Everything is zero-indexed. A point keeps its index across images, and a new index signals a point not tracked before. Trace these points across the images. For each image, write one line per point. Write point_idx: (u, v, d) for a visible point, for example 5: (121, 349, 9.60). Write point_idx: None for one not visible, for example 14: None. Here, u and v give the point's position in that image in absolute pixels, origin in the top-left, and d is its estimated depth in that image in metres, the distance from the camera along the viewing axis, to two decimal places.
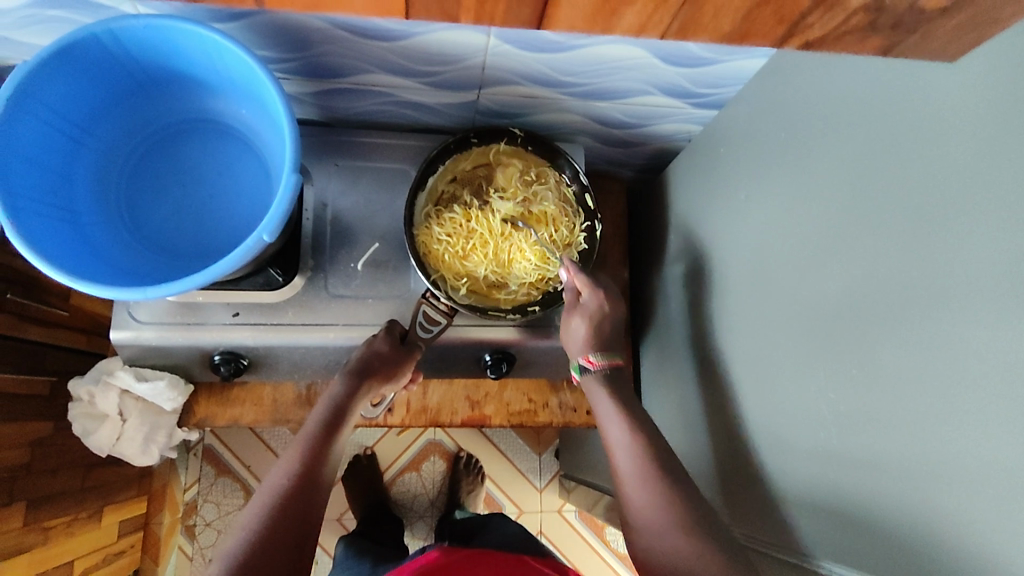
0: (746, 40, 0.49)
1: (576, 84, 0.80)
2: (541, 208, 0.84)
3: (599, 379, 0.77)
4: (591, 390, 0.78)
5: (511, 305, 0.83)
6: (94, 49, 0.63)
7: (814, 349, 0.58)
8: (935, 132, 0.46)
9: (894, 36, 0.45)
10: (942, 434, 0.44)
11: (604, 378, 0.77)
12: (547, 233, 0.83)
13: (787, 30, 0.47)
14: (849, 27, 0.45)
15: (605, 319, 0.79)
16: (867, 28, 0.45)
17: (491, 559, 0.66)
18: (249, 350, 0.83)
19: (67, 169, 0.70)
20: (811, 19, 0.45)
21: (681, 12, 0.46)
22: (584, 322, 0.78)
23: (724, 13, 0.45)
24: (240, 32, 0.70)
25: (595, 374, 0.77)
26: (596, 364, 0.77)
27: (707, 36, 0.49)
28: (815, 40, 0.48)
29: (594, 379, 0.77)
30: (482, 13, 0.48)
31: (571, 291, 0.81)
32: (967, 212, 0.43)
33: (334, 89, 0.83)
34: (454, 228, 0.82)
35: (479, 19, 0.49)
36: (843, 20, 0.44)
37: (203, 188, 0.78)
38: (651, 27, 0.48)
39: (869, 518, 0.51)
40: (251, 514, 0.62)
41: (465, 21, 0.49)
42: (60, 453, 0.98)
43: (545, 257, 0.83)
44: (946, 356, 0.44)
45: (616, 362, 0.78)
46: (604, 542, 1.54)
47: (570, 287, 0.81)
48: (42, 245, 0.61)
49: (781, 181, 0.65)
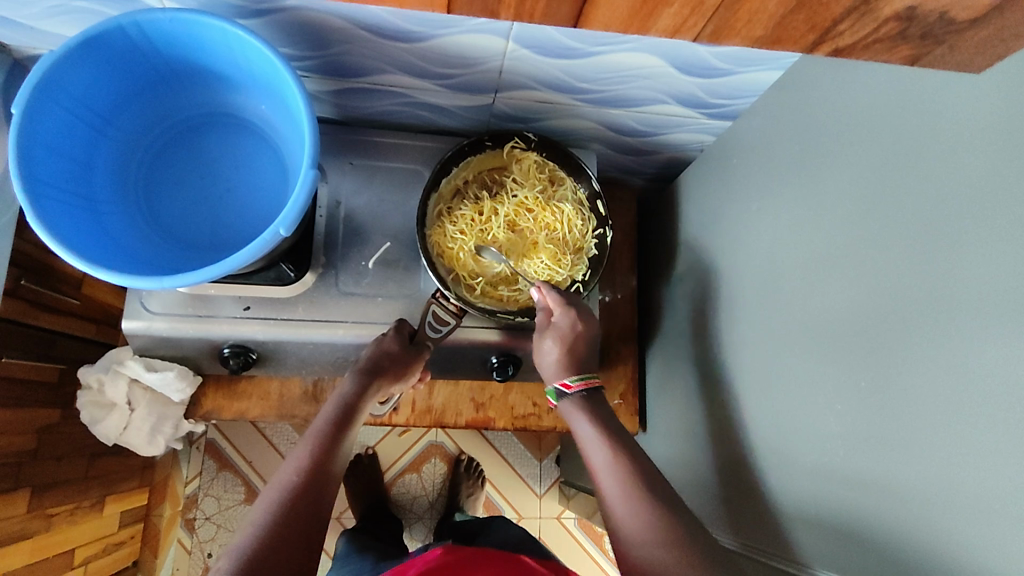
0: (776, 47, 0.48)
1: (591, 91, 0.81)
2: (557, 208, 0.84)
3: (578, 403, 0.77)
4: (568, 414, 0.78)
5: (521, 309, 0.84)
6: (120, 40, 0.64)
7: (820, 360, 0.59)
8: (947, 148, 0.47)
9: (923, 47, 0.44)
10: (946, 449, 0.44)
11: (581, 402, 0.76)
12: (561, 234, 0.84)
13: (817, 37, 0.46)
14: (878, 36, 0.44)
15: (577, 339, 0.79)
16: (896, 37, 0.44)
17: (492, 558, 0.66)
18: (258, 344, 0.83)
19: (88, 159, 0.71)
20: (843, 27, 0.44)
21: (715, 17, 0.45)
22: (556, 345, 0.78)
23: (757, 19, 0.45)
24: (263, 29, 0.70)
25: (572, 399, 0.77)
26: (572, 388, 0.77)
27: (738, 40, 0.48)
28: (843, 48, 0.47)
29: (570, 403, 0.77)
30: (522, 10, 0.48)
31: (544, 311, 0.81)
32: (977, 228, 0.43)
33: (352, 88, 0.84)
34: (468, 223, 0.82)
35: (519, 16, 0.49)
36: (873, 29, 0.43)
37: (220, 182, 0.79)
38: (685, 30, 0.47)
39: (870, 532, 0.51)
40: (261, 509, 0.62)
41: (505, 18, 0.49)
42: (66, 441, 0.98)
43: (557, 258, 0.83)
44: (955, 372, 0.44)
45: (591, 383, 0.78)
46: (602, 551, 1.54)
47: (543, 309, 0.81)
48: (60, 231, 0.62)
49: (792, 193, 0.66)
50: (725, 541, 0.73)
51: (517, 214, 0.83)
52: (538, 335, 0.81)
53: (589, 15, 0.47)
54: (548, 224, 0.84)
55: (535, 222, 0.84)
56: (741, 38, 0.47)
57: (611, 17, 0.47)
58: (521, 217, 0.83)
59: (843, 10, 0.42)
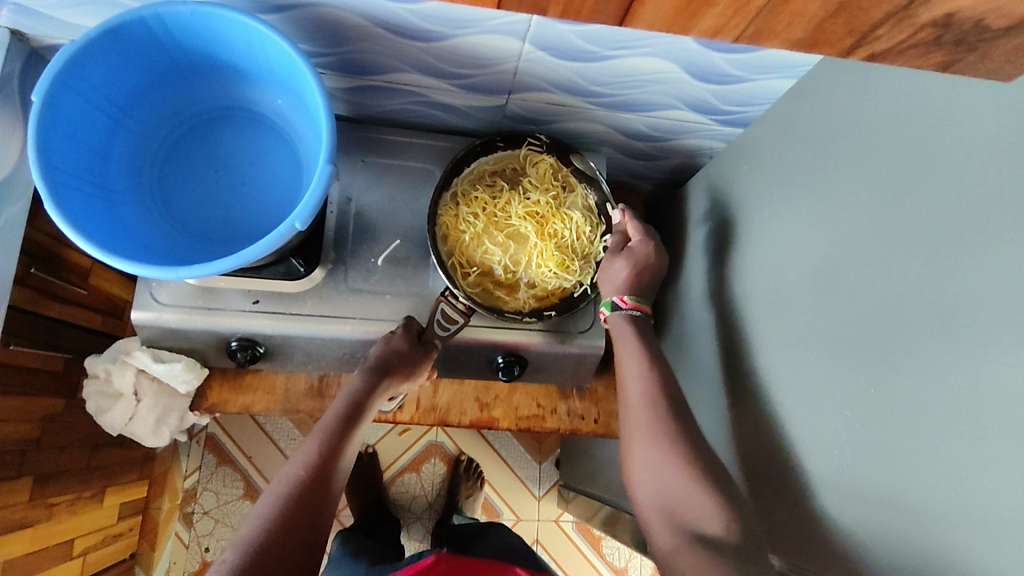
0: (812, 50, 0.47)
1: (605, 95, 0.82)
2: (567, 214, 0.84)
3: (627, 319, 0.79)
4: (616, 327, 0.81)
5: (512, 308, 0.84)
6: (139, 31, 0.64)
7: (831, 367, 0.59)
8: (964, 160, 0.47)
9: (957, 54, 0.43)
10: (961, 456, 0.45)
11: (629, 321, 0.79)
12: (569, 241, 0.84)
13: (854, 41, 0.44)
14: (914, 41, 0.43)
15: (648, 268, 0.82)
16: (931, 44, 0.43)
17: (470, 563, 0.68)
18: (266, 338, 0.84)
19: (104, 149, 0.72)
20: (880, 31, 0.43)
21: (758, 18, 0.44)
22: (627, 264, 0.80)
23: (800, 21, 0.43)
24: (283, 24, 0.71)
25: (626, 314, 0.80)
26: (626, 304, 0.80)
27: (778, 43, 0.47)
28: (879, 55, 0.45)
29: (623, 318, 0.80)
30: (570, 7, 0.48)
31: (619, 235, 0.85)
32: (995, 238, 0.44)
33: (367, 86, 0.84)
34: (480, 212, 0.83)
35: (566, 12, 0.49)
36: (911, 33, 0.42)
37: (235, 176, 0.79)
38: (728, 32, 0.47)
39: (882, 536, 0.52)
40: (267, 503, 0.63)
41: (553, 12, 0.49)
42: (70, 431, 0.98)
43: (564, 266, 0.83)
44: (971, 379, 0.44)
45: (644, 308, 0.81)
46: (599, 554, 1.54)
47: (621, 232, 0.85)
48: (76, 219, 0.62)
49: (806, 200, 0.66)
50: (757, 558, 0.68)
51: (527, 216, 0.83)
52: (608, 253, 0.84)
53: (634, 15, 0.47)
54: (554, 230, 0.84)
55: (546, 227, 0.83)
56: (776, 45, 0.47)
57: (657, 16, 0.46)
58: (531, 220, 0.83)
59: (881, 16, 0.41)
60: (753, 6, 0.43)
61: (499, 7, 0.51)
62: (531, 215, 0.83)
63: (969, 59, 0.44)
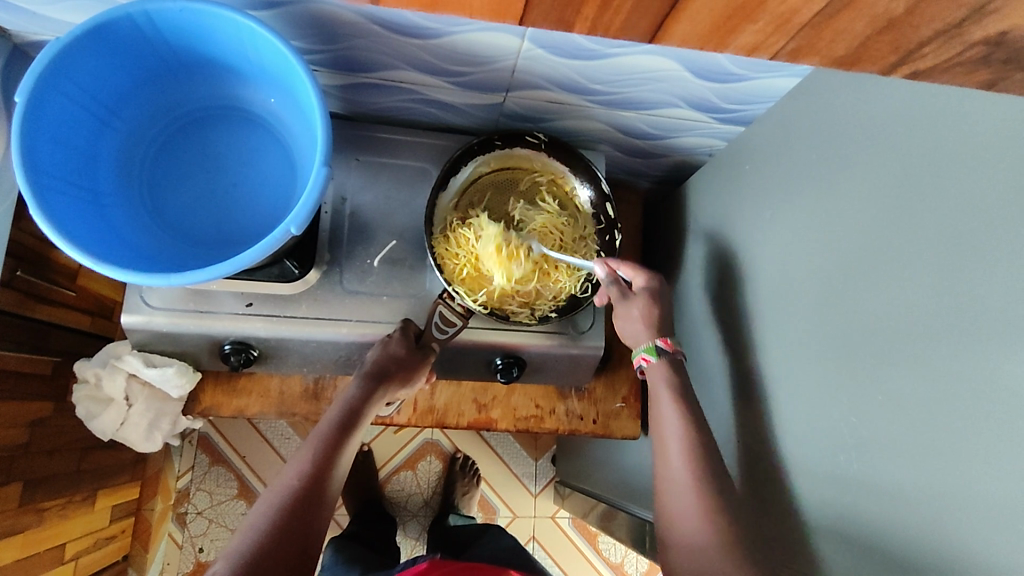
0: (853, 67, 0.45)
1: (604, 93, 0.80)
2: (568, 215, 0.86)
3: (669, 364, 0.76)
4: (656, 377, 0.76)
5: (524, 314, 0.83)
6: (128, 29, 0.62)
7: (833, 372, 0.59)
8: (973, 166, 0.46)
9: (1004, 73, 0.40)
10: (972, 466, 0.44)
11: (674, 364, 0.76)
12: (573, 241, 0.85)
13: (898, 58, 0.42)
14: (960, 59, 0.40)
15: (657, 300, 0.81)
16: (978, 62, 0.40)
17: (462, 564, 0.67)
18: (260, 341, 0.82)
19: (91, 150, 0.69)
20: (926, 48, 0.40)
21: (798, 35, 0.43)
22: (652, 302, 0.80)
23: (840, 36, 0.42)
24: (275, 21, 0.69)
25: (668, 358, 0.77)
26: (670, 347, 0.77)
27: (816, 59, 0.46)
28: (921, 71, 0.43)
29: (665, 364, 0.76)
30: (599, 25, 0.48)
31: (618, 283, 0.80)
32: (1006, 245, 0.43)
33: (361, 83, 0.82)
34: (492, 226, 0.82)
35: (594, 29, 0.48)
36: (959, 52, 0.39)
37: (226, 176, 0.77)
38: (762, 46, 0.45)
39: (889, 544, 0.51)
40: (259, 513, 0.61)
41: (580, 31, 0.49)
42: (59, 434, 0.96)
43: (575, 269, 0.84)
44: (981, 388, 0.43)
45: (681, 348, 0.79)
46: (595, 550, 1.54)
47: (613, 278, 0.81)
48: (63, 223, 0.60)
49: (808, 201, 0.65)
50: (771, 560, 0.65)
51: (534, 224, 0.84)
52: (623, 304, 0.80)
53: (668, 30, 0.47)
54: (552, 241, 0.84)
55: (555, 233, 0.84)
56: (815, 61, 0.46)
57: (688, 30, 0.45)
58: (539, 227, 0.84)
59: (930, 33, 0.39)
60: (795, 22, 0.42)
61: (519, 22, 0.50)
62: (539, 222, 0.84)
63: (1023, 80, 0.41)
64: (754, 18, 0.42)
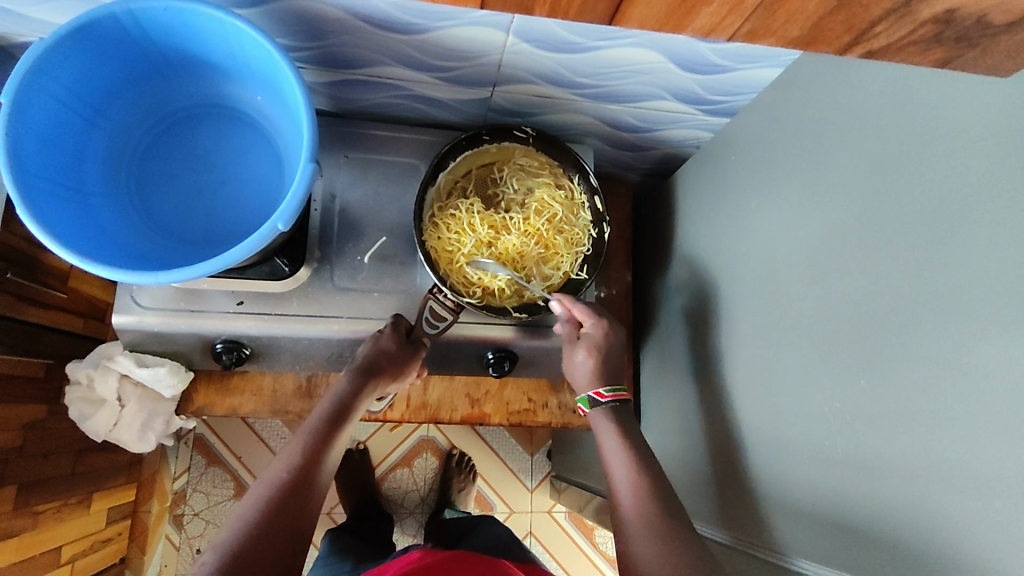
0: (810, 48, 0.46)
1: (590, 86, 0.80)
2: (563, 194, 0.85)
3: (608, 413, 0.78)
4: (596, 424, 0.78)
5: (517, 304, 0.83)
6: (111, 27, 0.62)
7: (815, 357, 0.59)
8: (947, 150, 0.47)
9: (957, 48, 0.41)
10: (947, 441, 0.45)
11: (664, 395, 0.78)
12: (568, 220, 0.85)
13: (853, 39, 0.44)
14: (916, 35, 0.41)
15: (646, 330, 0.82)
16: (931, 40, 0.41)
17: (470, 558, 0.66)
18: (252, 339, 0.82)
19: (78, 149, 0.70)
20: (879, 28, 0.42)
21: (753, 17, 0.44)
22: (590, 353, 0.80)
23: (795, 18, 0.43)
24: (260, 19, 0.70)
25: (604, 407, 0.79)
26: (605, 397, 0.79)
27: (773, 41, 0.47)
28: (878, 50, 0.44)
29: (601, 413, 0.78)
30: (558, 7, 0.47)
31: (569, 323, 0.83)
32: (977, 226, 0.44)
33: (348, 80, 0.82)
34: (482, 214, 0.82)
35: (553, 12, 0.48)
36: (911, 29, 0.41)
37: (214, 175, 0.78)
38: (721, 31, 0.46)
39: (868, 523, 0.51)
40: (247, 504, 0.62)
41: (539, 14, 0.49)
42: (54, 437, 0.96)
43: (573, 245, 0.84)
44: (957, 365, 0.44)
45: (622, 397, 0.80)
46: (592, 544, 1.55)
47: (569, 321, 0.83)
48: (48, 222, 0.60)
49: (792, 190, 0.65)
50: (755, 545, 0.66)
51: (530, 205, 0.84)
52: (569, 346, 0.83)
53: (626, 19, 0.48)
54: (553, 214, 0.84)
55: (551, 213, 0.83)
56: (773, 43, 0.47)
57: (647, 14, 0.46)
58: (533, 209, 0.83)
59: (881, 12, 0.40)
60: (750, 7, 0.43)
61: (481, 8, 0.50)
62: (533, 203, 0.83)
63: (975, 55, 0.42)
64: (707, 1, 0.43)
